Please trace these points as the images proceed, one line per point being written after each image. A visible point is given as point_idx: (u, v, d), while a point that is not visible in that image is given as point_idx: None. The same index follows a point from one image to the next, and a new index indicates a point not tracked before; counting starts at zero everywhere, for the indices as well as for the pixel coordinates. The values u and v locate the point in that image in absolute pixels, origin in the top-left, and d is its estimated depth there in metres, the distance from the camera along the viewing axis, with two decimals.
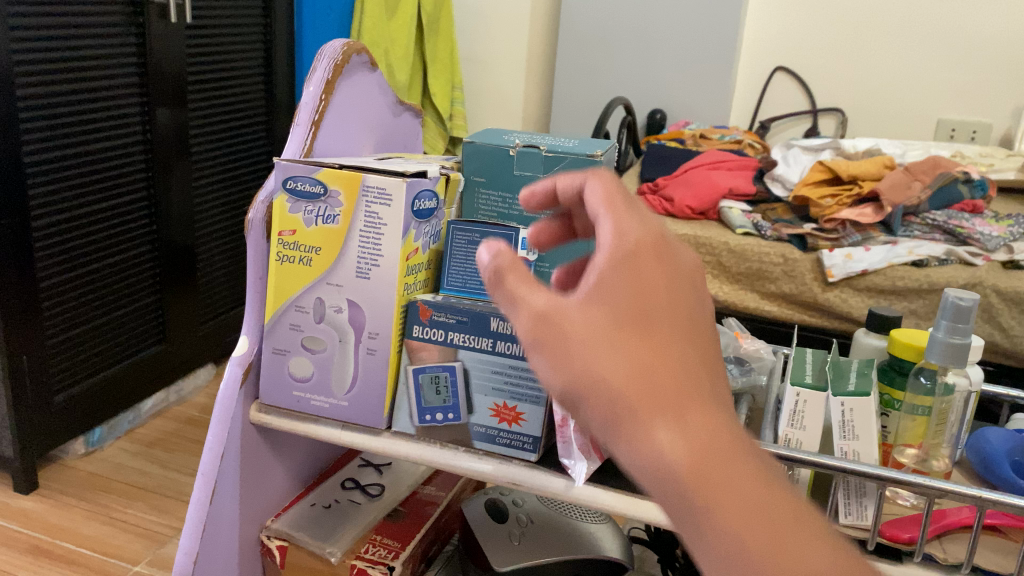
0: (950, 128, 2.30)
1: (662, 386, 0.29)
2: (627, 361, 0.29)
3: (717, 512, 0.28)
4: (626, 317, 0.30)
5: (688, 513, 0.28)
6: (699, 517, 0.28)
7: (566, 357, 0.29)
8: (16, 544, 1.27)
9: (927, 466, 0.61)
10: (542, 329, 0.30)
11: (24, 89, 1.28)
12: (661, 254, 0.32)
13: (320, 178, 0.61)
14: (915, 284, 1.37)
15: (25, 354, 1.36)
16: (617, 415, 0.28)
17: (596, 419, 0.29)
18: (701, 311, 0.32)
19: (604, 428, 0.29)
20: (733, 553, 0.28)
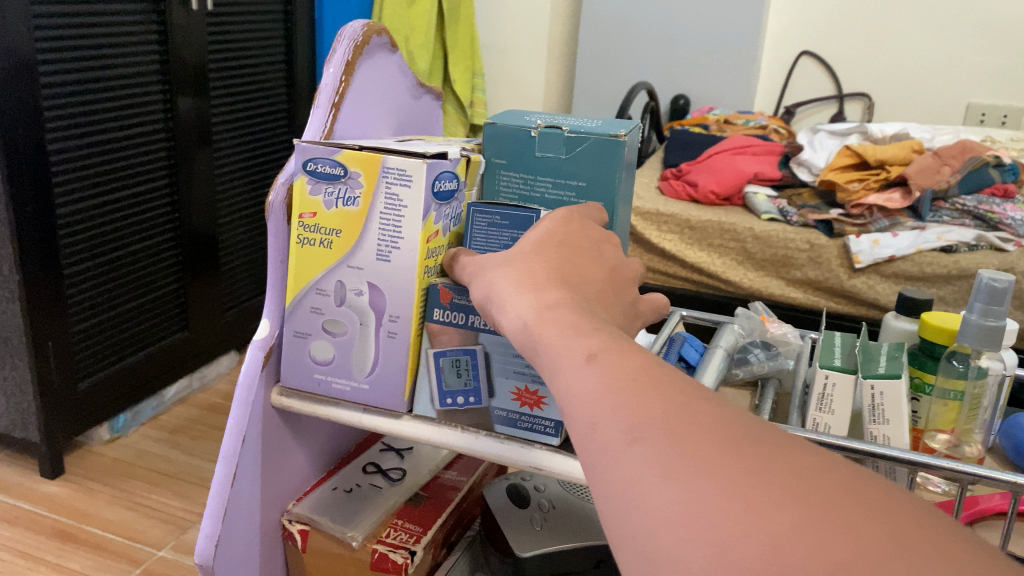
0: (980, 113, 2.26)
1: (535, 270, 0.42)
2: (520, 267, 0.44)
3: (542, 331, 0.37)
4: (528, 249, 0.46)
5: (529, 341, 0.38)
6: (534, 339, 0.37)
7: (489, 285, 0.46)
8: (41, 528, 1.28)
9: (958, 451, 0.60)
10: (483, 276, 0.49)
11: (47, 77, 1.29)
12: (571, 223, 0.49)
13: (340, 160, 0.61)
14: (943, 270, 1.35)
15: (50, 340, 1.37)
16: (504, 296, 0.42)
17: (498, 310, 0.43)
18: (605, 268, 0.46)
19: (499, 312, 0.42)
20: (547, 357, 0.35)
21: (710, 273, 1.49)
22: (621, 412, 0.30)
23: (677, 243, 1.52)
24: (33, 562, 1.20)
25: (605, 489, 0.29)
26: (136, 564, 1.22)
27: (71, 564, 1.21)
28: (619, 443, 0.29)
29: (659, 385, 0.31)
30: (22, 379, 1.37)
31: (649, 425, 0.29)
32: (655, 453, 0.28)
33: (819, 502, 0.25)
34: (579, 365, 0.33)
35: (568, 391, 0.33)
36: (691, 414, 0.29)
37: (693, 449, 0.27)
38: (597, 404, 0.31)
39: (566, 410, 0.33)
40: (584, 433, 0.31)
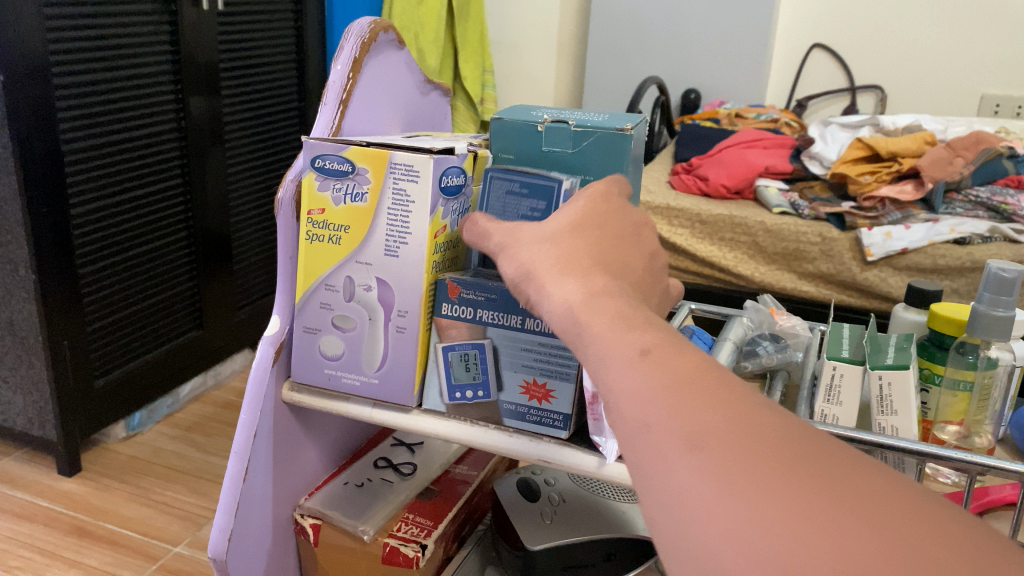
0: (994, 104, 2.24)
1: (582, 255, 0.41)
2: (563, 247, 0.42)
3: (591, 321, 0.35)
4: (569, 227, 0.43)
5: (574, 327, 0.36)
6: (580, 326, 0.36)
7: (525, 258, 0.43)
8: (59, 525, 1.29)
9: (968, 442, 0.60)
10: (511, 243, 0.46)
11: (60, 78, 1.30)
12: (611, 200, 0.46)
13: (348, 156, 0.61)
14: (956, 263, 1.34)
15: (66, 340, 1.38)
16: (545, 278, 0.40)
17: (536, 290, 0.41)
18: (643, 253, 0.44)
19: (537, 294, 0.40)
20: (594, 348, 0.34)
21: (721, 267, 1.48)
22: (677, 419, 0.29)
23: (688, 238, 1.52)
24: (51, 558, 1.22)
25: (657, 496, 0.29)
26: (153, 560, 1.23)
27: (89, 560, 1.22)
28: (675, 452, 0.28)
29: (716, 391, 0.30)
30: (38, 377, 1.39)
31: (711, 434, 0.28)
32: (713, 464, 0.27)
33: (895, 530, 0.25)
34: (633, 361, 0.32)
35: (613, 388, 0.32)
36: (752, 425, 0.28)
37: (758, 464, 0.27)
38: (650, 406, 0.30)
39: (610, 405, 0.32)
40: (633, 434, 0.30)
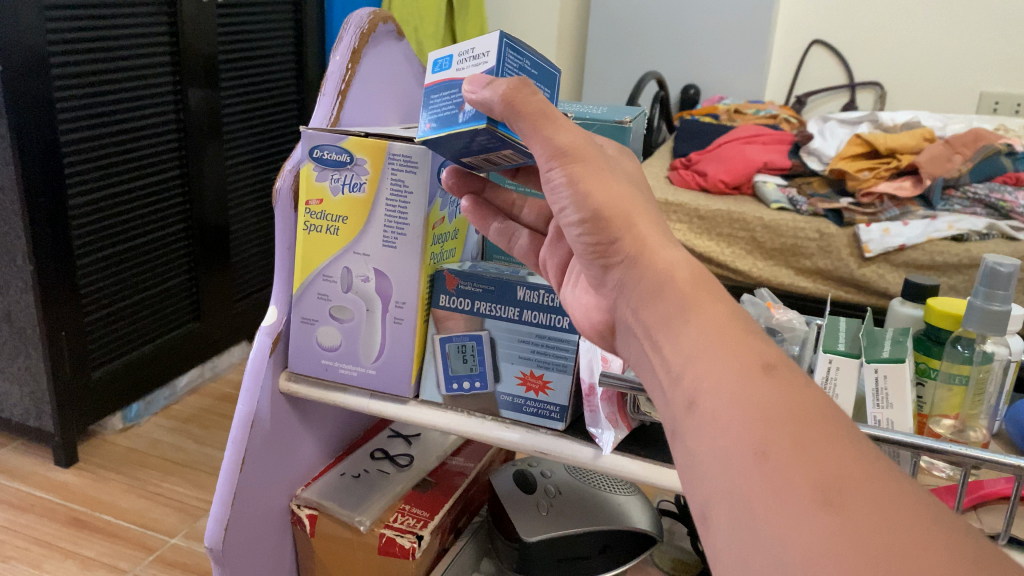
0: (993, 101, 2.24)
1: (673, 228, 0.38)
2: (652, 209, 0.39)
3: (701, 316, 0.32)
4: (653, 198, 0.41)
5: (679, 315, 0.33)
6: (687, 315, 0.33)
7: (596, 177, 0.39)
8: (56, 516, 1.29)
9: (963, 435, 0.61)
10: (553, 125, 0.40)
11: (58, 69, 1.30)
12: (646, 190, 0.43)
13: (347, 147, 0.61)
14: (954, 259, 1.34)
15: (63, 331, 1.38)
16: (639, 221, 0.38)
17: (626, 228, 0.37)
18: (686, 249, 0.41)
19: (627, 236, 0.37)
20: (708, 359, 0.31)
21: (719, 262, 1.49)
22: (805, 460, 0.26)
23: (686, 233, 1.52)
24: (48, 549, 1.22)
25: (764, 535, 0.26)
26: (149, 551, 1.23)
27: (86, 551, 1.22)
28: (802, 502, 0.25)
29: (849, 440, 0.27)
30: (36, 368, 1.39)
31: (843, 492, 0.25)
32: (843, 532, 0.24)
33: None
34: (756, 375, 0.29)
35: (726, 407, 0.29)
36: (895, 493, 0.25)
37: (895, 535, 0.24)
38: (771, 434, 0.27)
39: (714, 418, 0.29)
40: (743, 462, 0.27)
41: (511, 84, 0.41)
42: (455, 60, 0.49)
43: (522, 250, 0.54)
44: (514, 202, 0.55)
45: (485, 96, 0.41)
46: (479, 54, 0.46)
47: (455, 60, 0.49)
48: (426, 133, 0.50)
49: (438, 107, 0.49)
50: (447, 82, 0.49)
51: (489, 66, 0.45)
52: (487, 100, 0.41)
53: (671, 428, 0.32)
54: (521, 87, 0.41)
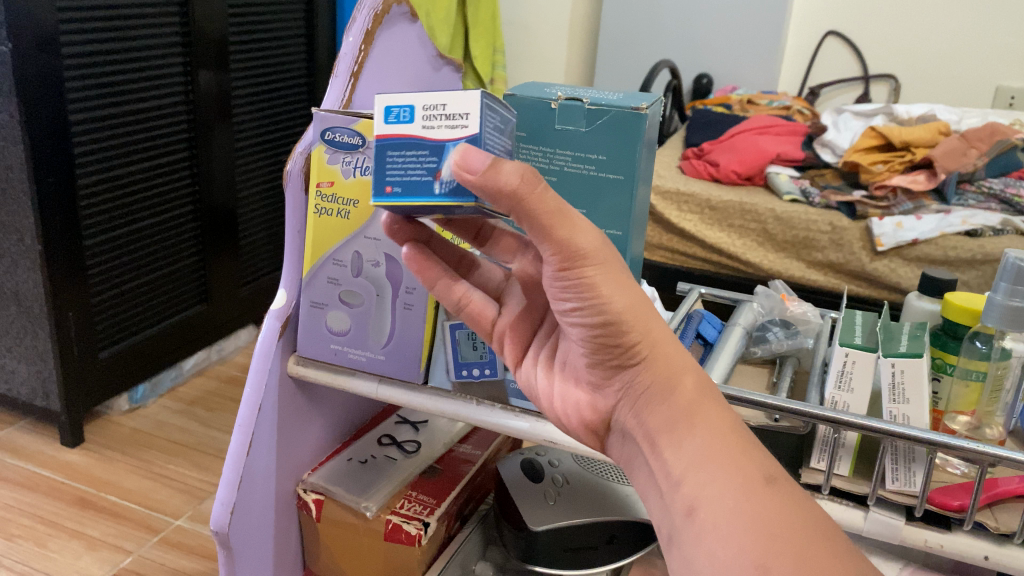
0: (1009, 96, 2.21)
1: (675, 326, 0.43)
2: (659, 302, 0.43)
3: (706, 426, 0.40)
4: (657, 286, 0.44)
5: (683, 423, 0.41)
6: (691, 425, 0.40)
7: (614, 280, 0.41)
8: (62, 495, 1.30)
9: (980, 433, 0.59)
10: (567, 224, 0.39)
11: (69, 47, 1.29)
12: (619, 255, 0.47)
13: (357, 129, 0.60)
14: (968, 255, 1.32)
15: (70, 310, 1.38)
16: (652, 327, 0.41)
17: (641, 333, 0.41)
18: None
19: (645, 341, 0.41)
20: (708, 481, 0.38)
21: (729, 254, 1.47)
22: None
23: (697, 224, 1.51)
24: (54, 528, 1.22)
25: None
26: (154, 532, 1.23)
27: (91, 531, 1.22)
28: None
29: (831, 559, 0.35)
30: (43, 347, 1.39)
31: None
32: None
33: None
34: (761, 486, 0.38)
35: (728, 529, 0.37)
36: None
37: None
38: (769, 555, 0.35)
39: (718, 534, 0.37)
40: None
41: (522, 173, 0.38)
42: (417, 114, 0.44)
43: (474, 312, 0.52)
44: (464, 261, 0.54)
45: (495, 182, 0.38)
46: (456, 114, 0.43)
47: (419, 114, 0.44)
48: (388, 197, 0.45)
49: (399, 169, 0.45)
50: (407, 138, 0.44)
51: (473, 131, 0.43)
52: (494, 188, 0.38)
53: (669, 525, 0.40)
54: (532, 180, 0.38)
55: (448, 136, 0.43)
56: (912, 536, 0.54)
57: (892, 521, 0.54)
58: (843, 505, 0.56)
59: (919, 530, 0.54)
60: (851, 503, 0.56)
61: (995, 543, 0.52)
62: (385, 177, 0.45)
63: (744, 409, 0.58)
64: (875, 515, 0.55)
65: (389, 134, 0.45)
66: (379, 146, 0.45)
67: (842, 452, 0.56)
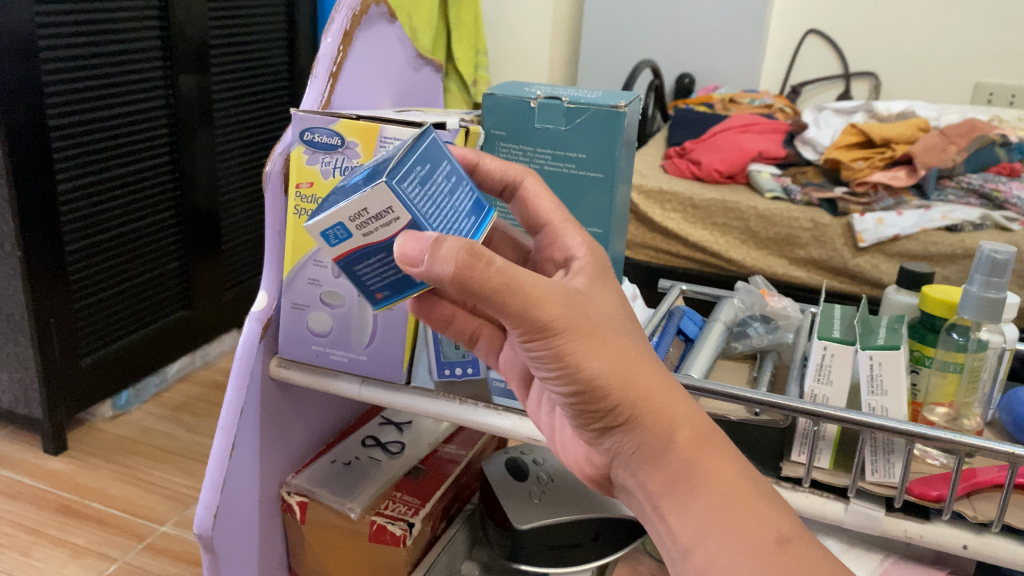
0: (988, 92, 2.23)
1: (657, 376, 0.43)
2: (636, 356, 0.43)
3: (706, 486, 0.42)
4: (637, 333, 0.44)
5: (684, 486, 0.42)
6: (694, 487, 0.42)
7: (589, 348, 0.41)
8: (46, 504, 1.29)
9: (957, 424, 0.60)
10: (522, 299, 0.39)
11: (46, 49, 1.28)
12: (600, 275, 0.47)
13: (337, 129, 0.60)
14: (948, 249, 1.33)
15: (51, 317, 1.37)
16: (631, 385, 0.42)
17: (623, 396, 0.42)
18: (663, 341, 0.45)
19: (625, 402, 0.42)
20: (717, 550, 0.40)
21: (712, 252, 1.48)
22: None
23: (680, 222, 1.51)
24: (37, 536, 1.21)
25: None
26: (139, 539, 1.22)
27: (75, 538, 1.22)
28: None
29: None
30: (24, 354, 1.38)
31: None
32: None
33: None
34: (773, 550, 0.39)
35: None
36: None
37: None
38: None
39: None
40: None
41: (458, 259, 0.38)
42: (350, 226, 0.43)
43: None
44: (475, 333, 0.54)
45: (434, 269, 0.39)
46: (382, 211, 0.42)
47: (352, 227, 0.43)
48: (382, 301, 0.47)
49: (376, 277, 0.46)
50: (357, 250, 0.44)
51: (408, 218, 0.42)
52: (436, 274, 0.39)
53: None
54: (471, 261, 0.38)
55: (388, 233, 0.43)
56: (892, 526, 0.54)
57: (872, 513, 0.55)
58: (824, 497, 0.56)
59: (899, 521, 0.54)
60: (831, 495, 0.56)
61: (973, 532, 0.53)
62: (369, 288, 0.46)
63: (724, 402, 0.59)
64: (854, 507, 0.55)
65: (346, 252, 0.44)
66: (342, 264, 0.45)
67: (822, 444, 0.57)
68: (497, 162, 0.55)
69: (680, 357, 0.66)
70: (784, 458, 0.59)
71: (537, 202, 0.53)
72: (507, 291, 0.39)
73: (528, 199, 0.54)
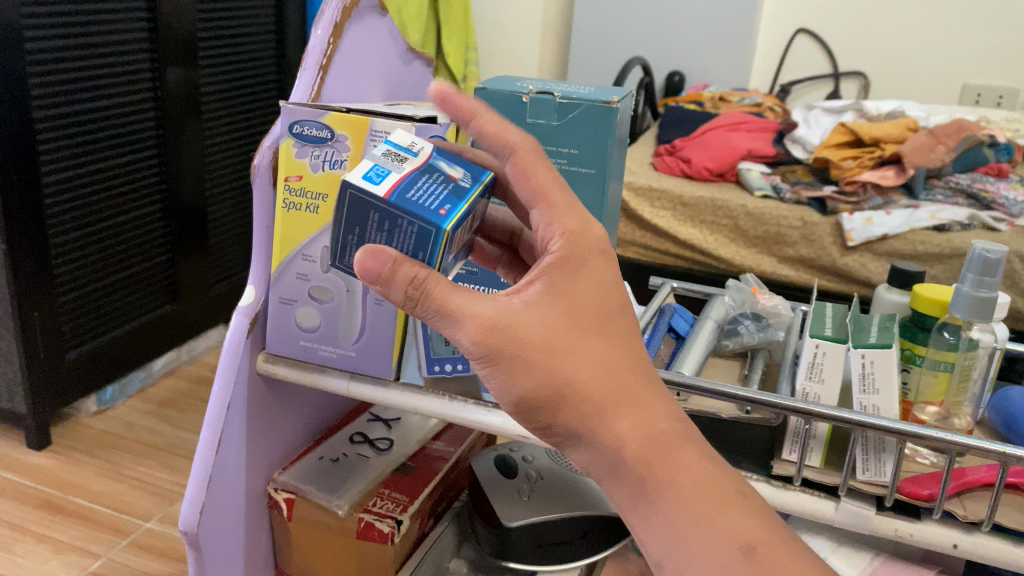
0: (975, 93, 2.25)
1: (602, 392, 0.41)
2: (575, 379, 0.41)
3: (664, 499, 0.41)
4: (595, 347, 0.41)
5: (644, 499, 0.41)
6: (653, 500, 0.41)
7: (515, 371, 0.41)
8: (28, 499, 1.27)
9: (948, 423, 0.60)
10: (452, 324, 0.41)
11: (31, 41, 1.27)
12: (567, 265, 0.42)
13: (327, 122, 0.59)
14: (936, 249, 1.34)
15: (35, 311, 1.36)
16: (562, 406, 0.41)
17: (557, 416, 0.41)
18: None
19: (557, 422, 0.41)
20: (686, 563, 0.40)
21: (702, 250, 1.48)
22: None
23: (670, 220, 1.51)
24: (20, 533, 1.20)
25: None
26: (123, 535, 1.21)
27: (59, 535, 1.20)
28: None
29: None
30: (8, 348, 1.37)
31: None
32: None
33: None
34: (739, 561, 0.39)
35: None
36: None
37: None
38: None
39: None
40: None
41: (400, 297, 0.41)
42: None
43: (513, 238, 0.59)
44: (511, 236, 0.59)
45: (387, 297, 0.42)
46: None
47: None
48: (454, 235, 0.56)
49: None
50: None
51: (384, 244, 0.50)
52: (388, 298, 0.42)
53: None
54: (412, 294, 0.41)
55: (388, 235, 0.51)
56: (883, 525, 0.54)
57: (863, 511, 0.54)
58: (815, 495, 0.56)
59: (890, 520, 0.54)
60: (823, 494, 0.56)
61: (964, 531, 0.53)
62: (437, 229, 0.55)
63: (714, 400, 0.59)
64: (845, 506, 0.55)
65: None
66: None
67: (814, 443, 0.57)
68: (493, 124, 0.47)
69: (671, 354, 0.66)
70: (776, 456, 0.59)
71: (519, 179, 0.45)
72: (438, 319, 0.41)
73: (513, 177, 0.46)
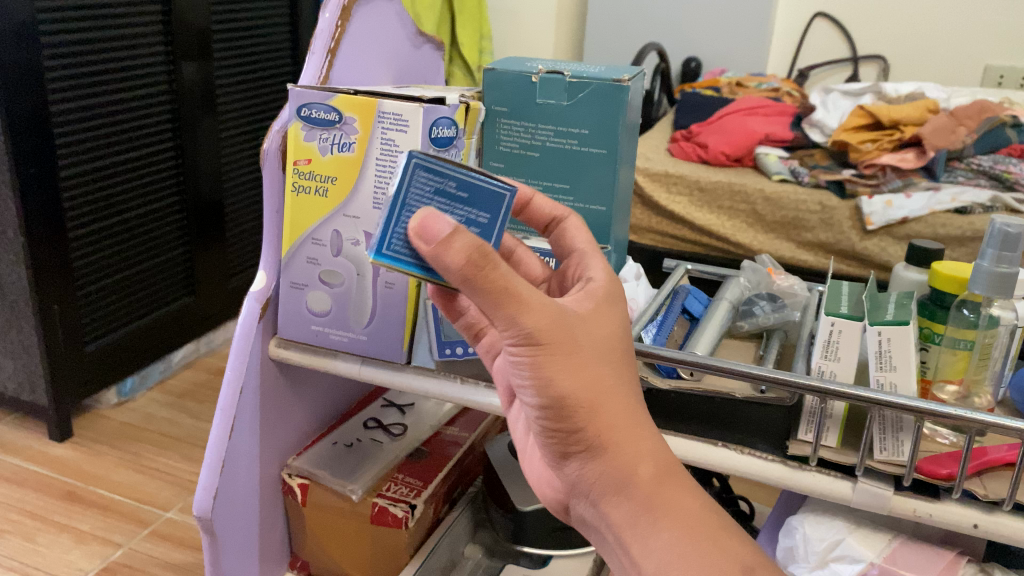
0: (998, 75, 2.21)
1: (632, 407, 0.42)
2: (615, 392, 0.41)
3: (669, 520, 0.42)
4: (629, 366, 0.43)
5: (645, 519, 0.42)
6: (653, 521, 0.42)
7: (564, 366, 0.40)
8: (51, 490, 1.29)
9: (968, 402, 0.59)
10: (514, 305, 0.38)
11: (46, 38, 1.28)
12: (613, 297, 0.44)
13: (335, 105, 0.59)
14: (957, 232, 1.32)
15: (55, 304, 1.37)
16: (602, 414, 0.41)
17: (590, 419, 0.41)
18: None
19: (589, 428, 0.41)
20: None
21: (719, 235, 1.47)
22: None
23: (686, 205, 1.50)
24: (43, 523, 1.21)
25: None
26: (144, 525, 1.22)
27: (81, 525, 1.21)
28: None
29: None
30: (29, 341, 1.38)
31: None
32: None
33: None
34: None
35: None
36: None
37: None
38: None
39: None
40: None
41: (461, 261, 0.37)
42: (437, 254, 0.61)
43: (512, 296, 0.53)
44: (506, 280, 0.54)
45: (441, 257, 0.37)
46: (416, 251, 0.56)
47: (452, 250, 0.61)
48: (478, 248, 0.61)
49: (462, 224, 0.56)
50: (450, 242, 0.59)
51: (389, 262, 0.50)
52: (441, 261, 0.37)
53: None
54: (471, 267, 0.37)
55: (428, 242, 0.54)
56: (901, 505, 0.53)
57: (881, 492, 0.54)
58: (831, 476, 0.55)
59: (908, 500, 0.54)
60: (839, 474, 0.55)
61: (984, 511, 0.52)
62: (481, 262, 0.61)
63: (727, 380, 0.58)
64: (863, 486, 0.54)
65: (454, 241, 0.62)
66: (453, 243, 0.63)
67: (830, 423, 0.56)
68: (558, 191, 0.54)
69: (685, 336, 0.65)
70: (791, 436, 0.57)
71: (572, 232, 0.51)
72: (503, 296, 0.38)
73: (565, 231, 0.51)
